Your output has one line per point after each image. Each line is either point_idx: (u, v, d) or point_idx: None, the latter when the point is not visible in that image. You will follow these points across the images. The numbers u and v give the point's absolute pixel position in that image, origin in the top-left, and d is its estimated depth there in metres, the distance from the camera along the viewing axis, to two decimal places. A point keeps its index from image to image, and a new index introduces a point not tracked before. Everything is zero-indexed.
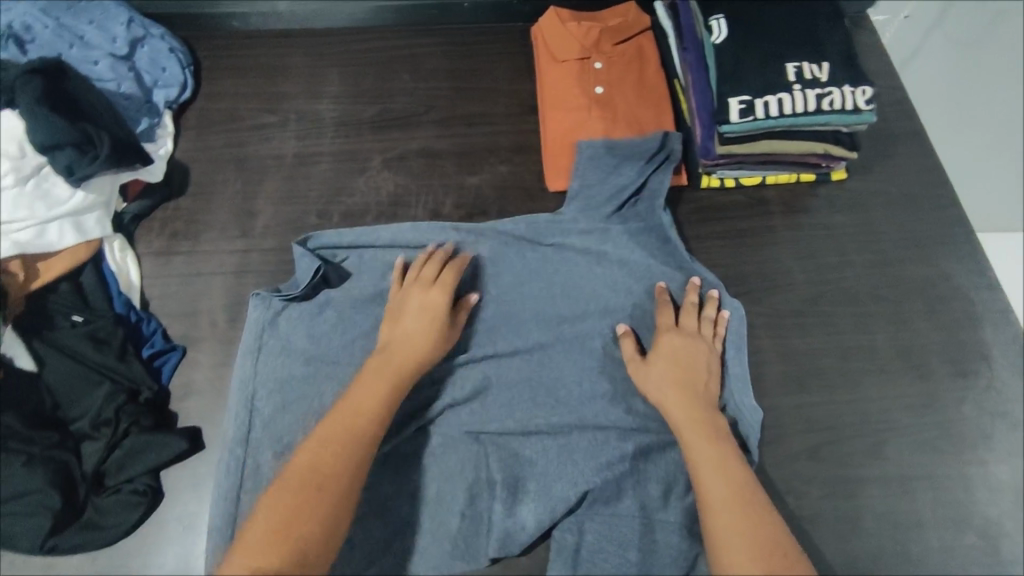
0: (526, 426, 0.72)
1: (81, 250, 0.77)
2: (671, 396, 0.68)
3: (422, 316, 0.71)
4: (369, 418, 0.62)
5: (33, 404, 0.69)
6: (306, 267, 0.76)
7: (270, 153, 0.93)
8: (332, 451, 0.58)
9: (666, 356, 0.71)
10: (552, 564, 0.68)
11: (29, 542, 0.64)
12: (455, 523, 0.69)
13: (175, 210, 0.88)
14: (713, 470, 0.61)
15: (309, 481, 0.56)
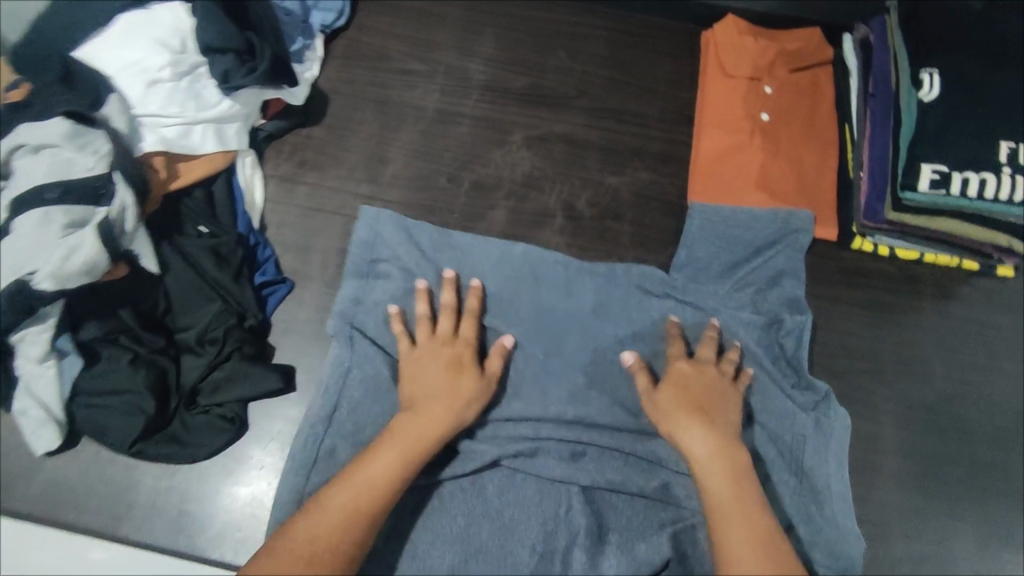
0: (615, 479, 0.66)
1: (218, 158, 0.75)
2: (687, 427, 0.61)
3: (459, 377, 0.64)
4: (380, 496, 0.55)
5: (147, 304, 0.68)
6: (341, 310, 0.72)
7: (412, 102, 0.89)
8: (338, 521, 0.53)
9: (687, 384, 0.65)
10: None
11: (118, 440, 0.64)
12: (525, 559, 0.62)
13: (307, 137, 0.86)
14: (743, 542, 0.54)
15: (310, 554, 0.51)
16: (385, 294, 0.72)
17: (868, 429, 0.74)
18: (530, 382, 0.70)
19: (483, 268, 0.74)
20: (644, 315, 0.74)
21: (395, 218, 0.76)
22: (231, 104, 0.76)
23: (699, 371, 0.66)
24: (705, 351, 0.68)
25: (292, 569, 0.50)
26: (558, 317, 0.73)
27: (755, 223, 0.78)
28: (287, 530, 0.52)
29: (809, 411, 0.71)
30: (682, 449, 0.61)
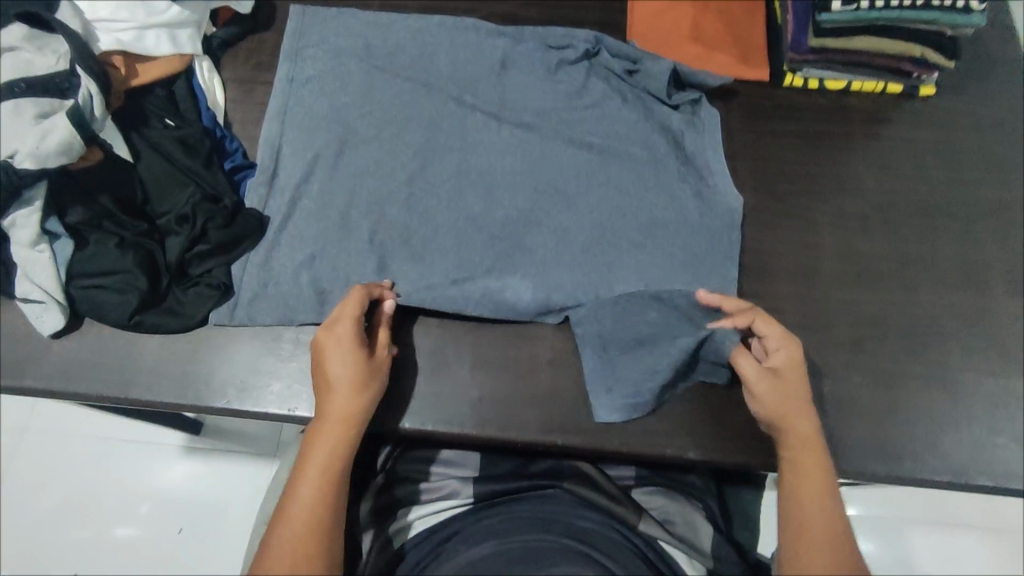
0: (528, 214, 0.78)
1: (176, 61, 0.80)
2: (794, 437, 0.63)
3: (350, 382, 0.64)
4: (341, 448, 0.63)
5: (126, 193, 0.73)
6: (281, 74, 0.84)
7: (357, 1, 0.93)
8: (319, 485, 0.60)
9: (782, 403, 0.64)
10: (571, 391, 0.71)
11: (117, 314, 0.69)
12: (442, 291, 0.74)
13: (260, 43, 0.90)
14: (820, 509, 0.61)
15: (310, 513, 0.59)
16: (313, 69, 0.84)
17: (810, 239, 0.80)
18: (451, 119, 0.83)
19: (400, 40, 0.86)
20: (543, 66, 0.86)
21: (321, 15, 0.87)
22: (180, 10, 0.79)
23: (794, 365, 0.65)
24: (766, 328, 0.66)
25: (302, 526, 0.59)
26: (471, 70, 0.86)
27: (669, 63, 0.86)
28: None
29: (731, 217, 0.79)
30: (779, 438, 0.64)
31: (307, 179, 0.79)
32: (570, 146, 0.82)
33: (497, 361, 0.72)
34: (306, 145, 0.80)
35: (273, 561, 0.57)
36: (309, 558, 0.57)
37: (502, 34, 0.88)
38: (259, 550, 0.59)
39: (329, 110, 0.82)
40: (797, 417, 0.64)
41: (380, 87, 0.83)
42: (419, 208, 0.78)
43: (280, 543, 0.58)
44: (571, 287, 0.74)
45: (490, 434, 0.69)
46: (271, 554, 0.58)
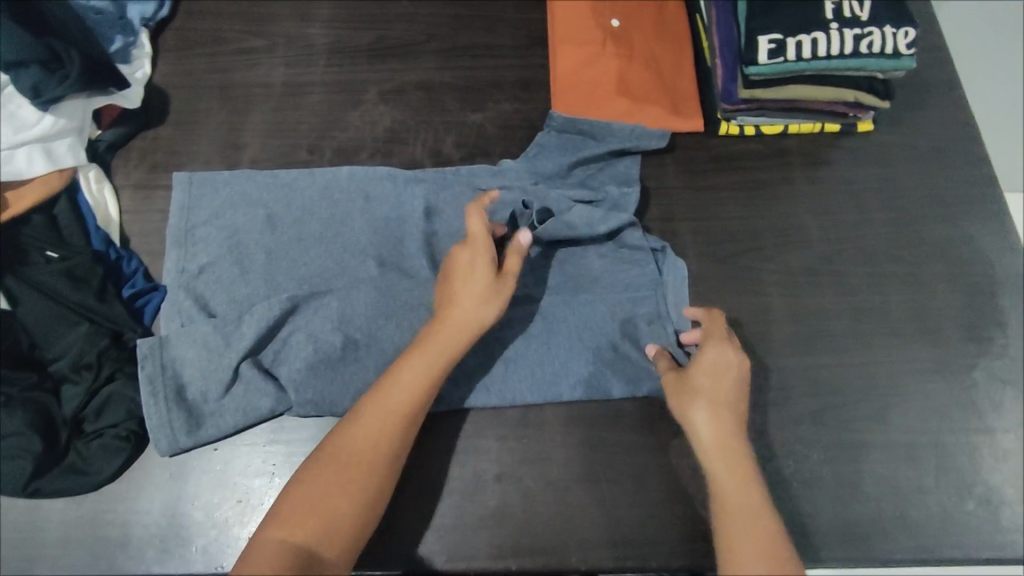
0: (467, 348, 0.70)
1: (53, 179, 0.73)
2: (721, 463, 0.58)
3: (480, 290, 0.63)
4: (448, 349, 0.61)
5: (9, 343, 0.66)
6: (176, 212, 0.75)
7: (257, 81, 0.86)
8: (399, 404, 0.59)
9: (705, 382, 0.62)
10: (523, 503, 0.66)
11: (10, 485, 0.62)
12: None
13: (154, 140, 0.82)
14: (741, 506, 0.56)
15: (387, 413, 0.59)
16: (206, 254, 0.72)
17: (758, 301, 0.76)
18: (369, 244, 0.74)
19: (307, 201, 0.75)
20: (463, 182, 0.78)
21: (209, 182, 0.76)
22: (54, 120, 0.73)
23: (728, 351, 0.63)
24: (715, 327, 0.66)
25: (376, 430, 0.58)
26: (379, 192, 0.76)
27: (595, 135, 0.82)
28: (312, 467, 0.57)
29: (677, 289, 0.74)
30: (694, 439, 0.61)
31: (216, 400, 0.67)
32: None
33: (439, 481, 0.67)
34: (208, 362, 0.67)
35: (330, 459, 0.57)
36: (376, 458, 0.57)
37: (421, 180, 0.78)
38: (319, 445, 0.59)
39: (226, 250, 0.72)
40: (709, 388, 0.61)
41: (285, 217, 0.74)
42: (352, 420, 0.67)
43: (344, 442, 0.58)
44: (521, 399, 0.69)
45: (441, 567, 0.64)
46: (323, 459, 0.57)
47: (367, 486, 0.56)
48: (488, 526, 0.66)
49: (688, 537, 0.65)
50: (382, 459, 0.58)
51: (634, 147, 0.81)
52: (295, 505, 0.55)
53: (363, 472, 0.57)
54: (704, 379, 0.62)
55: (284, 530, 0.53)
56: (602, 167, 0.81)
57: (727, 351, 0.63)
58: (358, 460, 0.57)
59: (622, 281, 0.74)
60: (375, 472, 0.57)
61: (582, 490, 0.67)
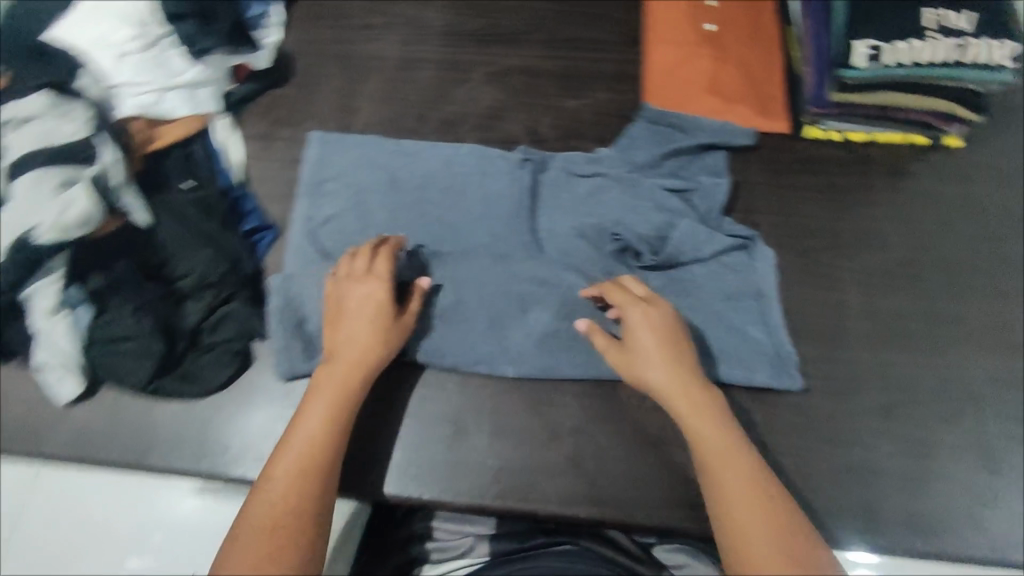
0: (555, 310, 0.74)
1: (194, 121, 0.80)
2: (716, 433, 0.60)
3: (364, 316, 0.66)
4: (354, 381, 0.64)
5: (144, 257, 0.72)
6: (310, 169, 0.82)
7: (375, 54, 0.94)
8: (315, 441, 0.60)
9: (648, 341, 0.64)
10: (592, 456, 0.69)
11: (133, 381, 0.69)
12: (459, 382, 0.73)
13: (278, 97, 0.90)
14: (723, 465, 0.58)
15: (303, 468, 0.59)
16: (333, 207, 0.80)
17: (834, 296, 0.78)
18: (476, 210, 0.80)
19: (424, 169, 0.82)
20: (564, 164, 0.84)
21: (340, 143, 0.84)
22: (200, 70, 0.81)
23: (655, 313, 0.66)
24: (639, 289, 0.68)
25: (296, 468, 0.59)
26: (484, 166, 0.83)
27: (690, 129, 0.86)
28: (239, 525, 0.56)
29: (763, 279, 0.78)
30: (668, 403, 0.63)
31: None
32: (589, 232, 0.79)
33: (514, 427, 0.71)
34: None
35: (253, 514, 0.56)
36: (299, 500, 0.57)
37: (529, 159, 0.84)
38: (246, 499, 0.58)
39: (352, 206, 0.80)
40: (657, 369, 0.63)
41: (405, 183, 0.82)
42: (452, 367, 0.72)
43: (269, 488, 0.58)
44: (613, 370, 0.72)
45: (511, 507, 0.68)
46: (250, 512, 0.56)
47: (297, 519, 0.56)
48: (557, 474, 0.69)
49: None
50: (304, 499, 0.57)
51: (724, 144, 0.85)
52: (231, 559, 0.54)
53: (292, 517, 0.56)
54: (633, 339, 0.65)
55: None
56: (692, 159, 0.85)
57: (651, 314, 0.66)
58: (282, 503, 0.57)
59: (709, 267, 0.78)
60: (303, 501, 0.57)
61: (651, 452, 0.70)
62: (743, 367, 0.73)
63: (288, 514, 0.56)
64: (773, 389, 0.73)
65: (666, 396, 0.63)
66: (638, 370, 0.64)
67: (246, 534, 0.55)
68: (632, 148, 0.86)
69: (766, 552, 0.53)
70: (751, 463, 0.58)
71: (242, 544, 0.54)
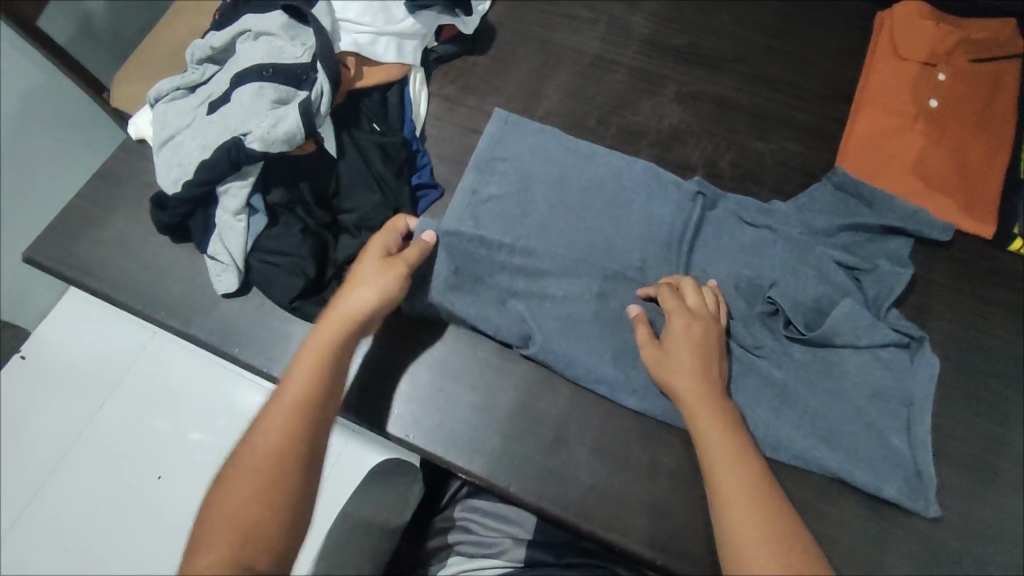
0: None
1: (396, 69, 0.84)
2: (721, 450, 0.58)
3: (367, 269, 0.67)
4: (344, 329, 0.63)
5: (322, 184, 0.78)
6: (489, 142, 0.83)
7: (573, 46, 0.93)
8: (302, 401, 0.58)
9: (685, 351, 0.65)
10: (685, 509, 0.67)
11: (282, 294, 0.74)
12: (571, 390, 0.73)
13: (472, 66, 0.92)
14: (735, 488, 0.55)
15: (291, 418, 0.56)
16: (498, 187, 0.80)
17: (994, 430, 0.71)
18: (634, 226, 0.79)
19: (593, 177, 0.81)
20: (734, 206, 0.81)
21: (522, 126, 0.84)
22: (413, 23, 0.84)
23: (697, 323, 0.66)
24: (694, 296, 0.69)
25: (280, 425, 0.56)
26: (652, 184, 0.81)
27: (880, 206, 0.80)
28: (227, 476, 0.53)
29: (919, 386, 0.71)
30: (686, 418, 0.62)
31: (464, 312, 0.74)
32: (742, 285, 0.76)
33: (616, 451, 0.70)
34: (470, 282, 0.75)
35: (241, 464, 0.54)
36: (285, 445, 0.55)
37: (702, 194, 0.81)
38: (234, 454, 0.55)
39: (516, 191, 0.80)
40: (684, 388, 0.63)
41: (571, 180, 0.81)
42: (572, 374, 0.72)
43: (260, 440, 0.55)
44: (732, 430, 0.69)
45: (591, 530, 0.67)
46: (229, 479, 0.53)
47: (286, 469, 0.54)
48: (647, 514, 0.67)
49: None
50: (290, 451, 0.55)
51: (915, 233, 0.79)
52: (216, 521, 0.51)
53: (274, 467, 0.53)
54: (674, 343, 0.66)
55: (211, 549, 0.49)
56: (874, 237, 0.79)
57: (686, 321, 0.67)
58: (266, 465, 0.53)
59: (857, 356, 0.73)
60: (292, 453, 0.55)
61: None
62: (873, 471, 0.68)
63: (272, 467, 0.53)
64: (900, 507, 0.67)
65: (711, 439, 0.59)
66: (671, 380, 0.64)
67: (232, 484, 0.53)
68: (811, 211, 0.81)
69: None
70: (763, 497, 0.54)
71: (227, 495, 0.52)
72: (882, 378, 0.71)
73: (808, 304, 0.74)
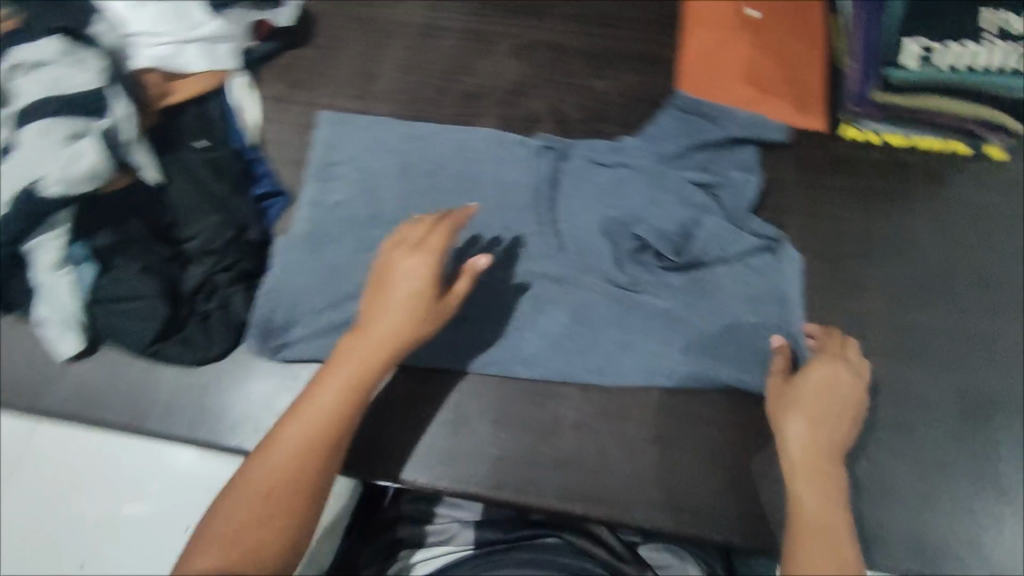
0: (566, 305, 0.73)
1: (209, 77, 0.78)
2: (816, 448, 0.59)
3: (398, 305, 0.59)
4: (354, 394, 0.57)
5: (154, 217, 0.72)
6: (322, 150, 0.79)
7: (397, 19, 0.90)
8: (294, 460, 0.54)
9: (813, 387, 0.63)
10: (592, 454, 0.68)
11: (133, 344, 0.68)
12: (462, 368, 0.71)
13: (295, 57, 0.87)
14: (812, 486, 0.57)
15: (281, 488, 0.53)
16: (342, 192, 0.77)
17: (857, 307, 0.75)
18: (491, 191, 0.78)
19: (439, 155, 0.79)
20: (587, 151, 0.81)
21: (354, 125, 0.81)
22: (218, 24, 0.78)
23: (847, 374, 0.64)
24: (853, 356, 0.66)
25: (297, 449, 0.54)
26: (498, 148, 0.80)
27: (718, 123, 0.82)
28: (205, 544, 0.51)
29: (782, 275, 0.75)
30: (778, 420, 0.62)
31: (330, 329, 0.71)
32: (608, 224, 0.76)
33: (515, 416, 0.70)
34: (331, 295, 0.72)
35: (219, 533, 0.51)
36: (271, 514, 0.52)
37: (550, 147, 0.81)
38: (214, 503, 0.53)
39: (360, 192, 0.77)
40: (797, 424, 0.60)
41: (422, 163, 0.79)
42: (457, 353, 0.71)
43: (241, 506, 0.52)
44: (619, 369, 0.71)
45: (505, 498, 0.67)
46: (204, 549, 0.50)
47: (272, 545, 0.51)
48: (558, 469, 0.68)
49: (741, 512, 0.66)
50: (276, 525, 0.52)
51: (756, 141, 0.82)
52: None
53: (252, 537, 0.51)
54: (812, 383, 0.63)
55: (213, 555, 0.50)
56: (720, 152, 0.82)
57: (840, 369, 0.64)
58: (256, 532, 0.51)
59: (728, 271, 0.75)
60: (285, 533, 0.52)
61: (653, 452, 0.69)
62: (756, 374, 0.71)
63: (257, 540, 0.51)
64: None
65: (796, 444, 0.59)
66: (783, 408, 0.62)
67: (207, 555, 0.50)
68: (659, 138, 0.82)
69: None
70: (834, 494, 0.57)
71: (204, 567, 0.49)
72: (751, 283, 0.74)
73: (670, 230, 0.76)
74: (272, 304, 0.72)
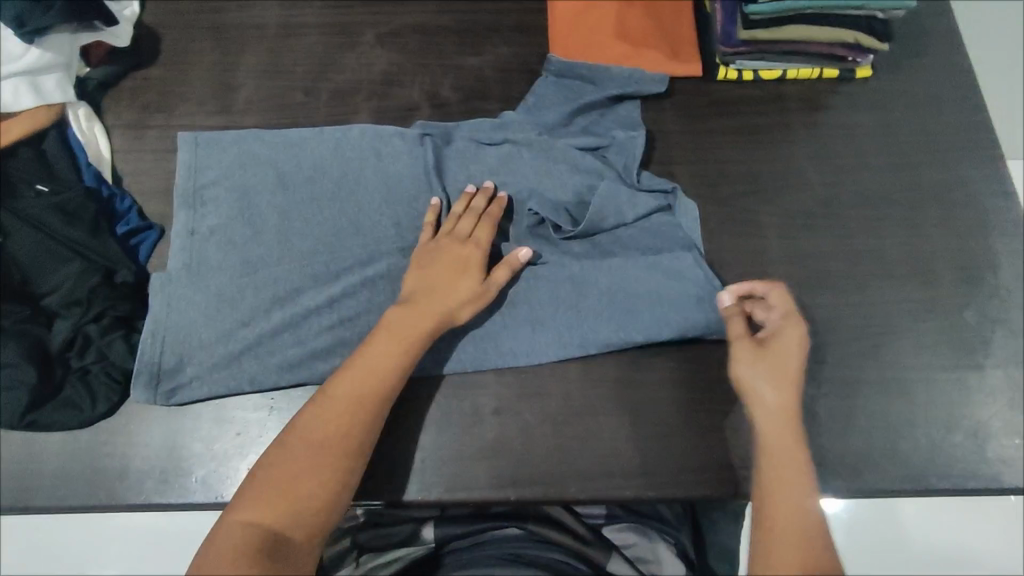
0: None
1: (41, 113, 0.73)
2: (784, 417, 0.62)
3: (449, 285, 0.66)
4: (391, 379, 0.62)
5: (4, 277, 0.67)
6: (187, 175, 0.74)
7: (251, 22, 0.84)
8: (322, 437, 0.59)
9: (788, 352, 0.64)
10: (517, 436, 0.68)
11: (6, 416, 0.63)
12: None
13: (144, 79, 0.80)
14: (782, 454, 0.60)
15: (307, 463, 0.57)
16: (217, 215, 0.72)
17: (755, 244, 0.76)
18: (375, 188, 0.74)
19: (316, 158, 0.75)
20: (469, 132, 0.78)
21: (217, 142, 0.75)
22: (39, 53, 0.72)
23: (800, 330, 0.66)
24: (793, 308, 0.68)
25: (330, 428, 0.59)
26: (375, 142, 0.76)
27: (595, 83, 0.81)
28: (229, 518, 0.55)
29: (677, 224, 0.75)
30: (749, 389, 0.64)
31: (229, 361, 0.67)
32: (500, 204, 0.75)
33: (435, 413, 0.69)
34: (223, 327, 0.68)
35: (245, 508, 0.56)
36: (297, 492, 0.56)
37: (429, 134, 0.78)
38: (246, 480, 0.58)
39: (236, 213, 0.72)
40: (767, 393, 0.63)
41: (296, 171, 0.74)
42: None
43: (268, 481, 0.57)
44: (533, 347, 0.70)
45: (437, 497, 0.66)
46: (231, 520, 0.55)
47: (301, 518, 0.55)
48: (487, 457, 0.67)
49: (670, 464, 0.67)
50: (307, 506, 0.56)
51: (636, 95, 0.81)
52: (215, 553, 0.53)
53: (285, 511, 0.55)
54: (775, 347, 0.65)
55: (249, 512, 0.55)
56: (602, 112, 0.81)
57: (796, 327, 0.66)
58: (283, 505, 0.56)
59: (627, 232, 0.74)
60: (309, 507, 0.56)
61: (577, 423, 0.68)
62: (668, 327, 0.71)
63: (284, 513, 0.55)
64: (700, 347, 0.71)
65: (767, 411, 0.62)
66: (756, 375, 0.64)
67: (232, 525, 0.55)
68: (540, 108, 0.81)
69: (785, 554, 0.55)
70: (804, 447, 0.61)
71: (229, 534, 0.54)
72: (649, 239, 0.74)
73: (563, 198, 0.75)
74: (158, 347, 0.67)
